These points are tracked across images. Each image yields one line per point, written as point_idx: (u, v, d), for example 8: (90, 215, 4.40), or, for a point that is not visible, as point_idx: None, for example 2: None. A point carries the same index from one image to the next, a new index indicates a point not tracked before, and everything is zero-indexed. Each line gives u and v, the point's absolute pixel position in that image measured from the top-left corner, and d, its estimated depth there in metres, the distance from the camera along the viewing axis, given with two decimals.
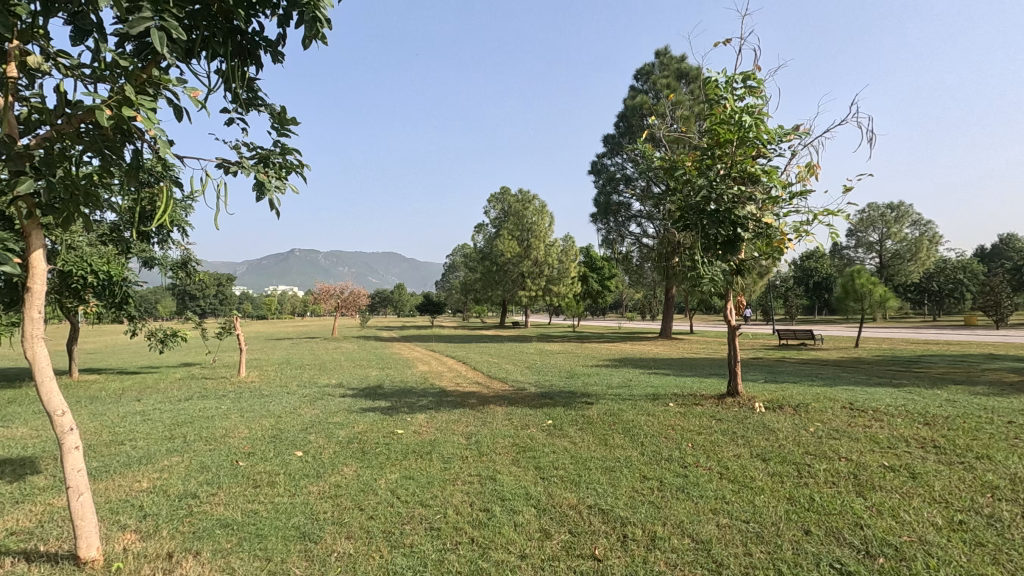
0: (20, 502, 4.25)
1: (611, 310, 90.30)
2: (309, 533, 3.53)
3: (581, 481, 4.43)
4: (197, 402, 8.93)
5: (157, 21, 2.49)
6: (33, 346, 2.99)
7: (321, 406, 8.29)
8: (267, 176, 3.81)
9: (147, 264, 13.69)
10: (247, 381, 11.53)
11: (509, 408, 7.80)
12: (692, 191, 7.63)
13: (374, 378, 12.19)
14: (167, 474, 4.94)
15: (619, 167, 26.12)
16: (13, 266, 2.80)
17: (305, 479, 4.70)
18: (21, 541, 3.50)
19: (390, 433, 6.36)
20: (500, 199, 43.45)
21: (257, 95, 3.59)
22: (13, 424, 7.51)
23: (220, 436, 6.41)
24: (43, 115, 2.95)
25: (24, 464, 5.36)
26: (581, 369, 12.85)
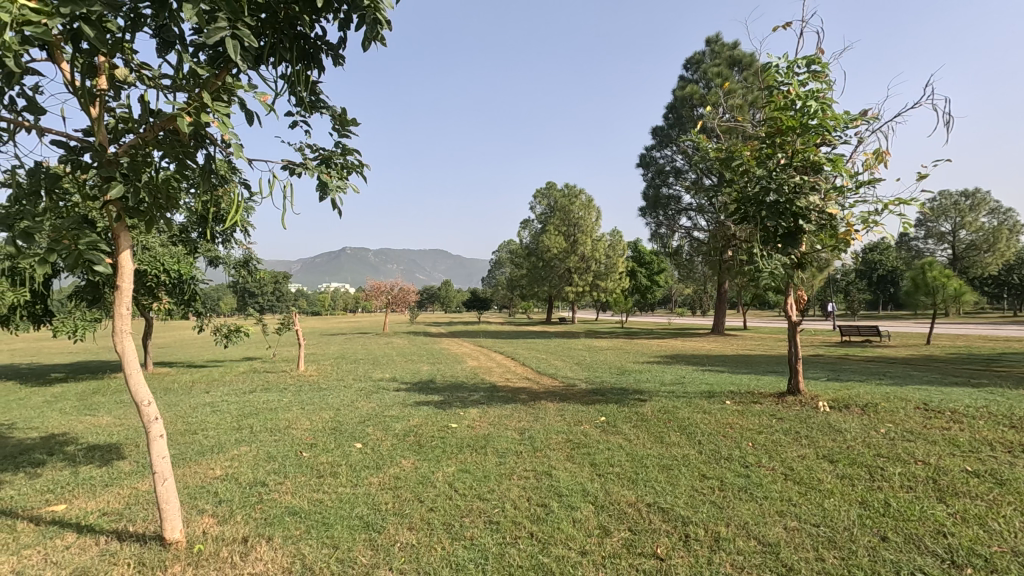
0: (110, 486, 4.57)
1: (659, 305, 88.51)
2: (373, 523, 3.64)
3: (640, 478, 4.37)
4: (261, 395, 9.36)
5: (231, 30, 2.60)
6: (122, 341, 3.21)
7: (377, 400, 8.52)
8: (330, 176, 3.94)
9: (212, 263, 14.44)
10: (306, 375, 12.00)
11: (561, 404, 7.78)
12: (750, 183, 7.36)
13: (426, 372, 12.42)
14: (238, 463, 5.19)
15: (668, 159, 25.48)
16: (106, 266, 3.01)
17: (366, 470, 4.84)
18: (113, 521, 3.77)
19: (445, 427, 6.47)
20: (546, 193, 43.29)
21: (320, 98, 3.71)
22: (98, 412, 8.10)
23: (284, 427, 6.70)
24: (130, 124, 3.16)
25: (112, 450, 5.76)
26: (632, 365, 12.66)
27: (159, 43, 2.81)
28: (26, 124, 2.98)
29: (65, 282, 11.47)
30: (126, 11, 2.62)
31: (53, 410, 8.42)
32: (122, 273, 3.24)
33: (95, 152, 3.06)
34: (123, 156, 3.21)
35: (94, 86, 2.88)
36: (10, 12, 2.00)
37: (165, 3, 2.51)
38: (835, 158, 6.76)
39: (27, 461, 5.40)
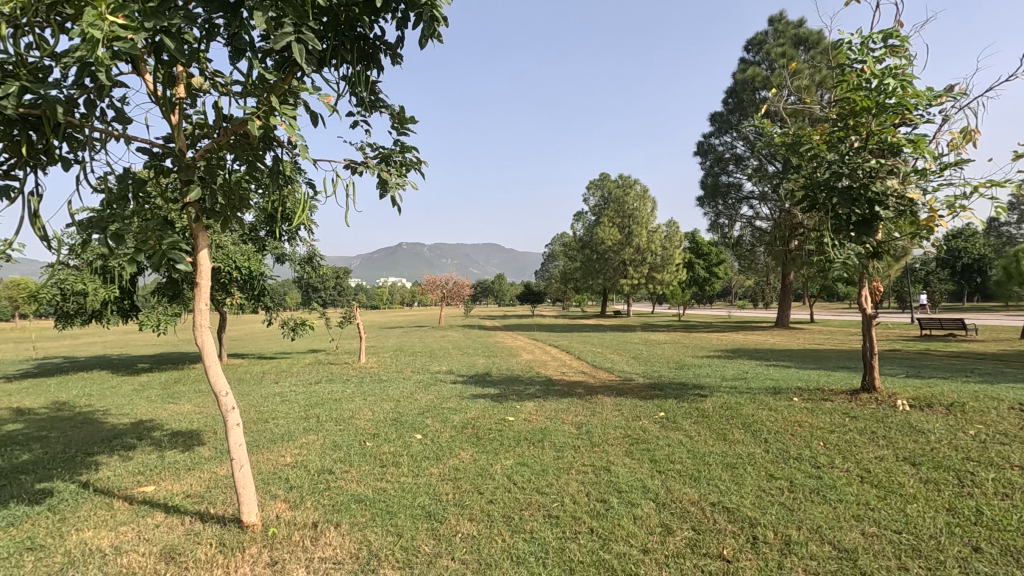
0: (192, 469, 4.90)
1: (719, 297, 85.74)
2: (435, 513, 3.72)
3: (702, 476, 4.24)
4: (325, 386, 9.77)
5: (296, 35, 2.68)
6: (201, 334, 3.41)
7: (435, 392, 8.71)
8: (389, 174, 4.04)
9: (280, 260, 15.16)
10: (367, 367, 12.42)
11: (618, 398, 7.68)
12: (820, 169, 6.95)
13: (482, 365, 12.56)
14: (306, 451, 5.44)
15: (728, 146, 24.52)
16: (186, 265, 3.20)
17: (427, 460, 4.96)
18: (196, 503, 4.03)
19: (501, 420, 6.53)
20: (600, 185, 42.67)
21: (379, 97, 3.80)
22: (180, 401, 8.70)
23: (348, 417, 6.96)
24: (205, 130, 3.35)
25: (193, 436, 6.17)
26: (691, 359, 12.30)
27: (230, 51, 2.95)
28: (116, 133, 3.21)
29: (149, 279, 12.34)
30: (202, 23, 2.77)
31: (141, 398, 9.10)
32: (201, 271, 3.44)
33: (175, 157, 3.26)
34: (200, 160, 3.41)
35: (173, 95, 3.06)
36: (102, 29, 2.14)
37: (236, 12, 2.63)
38: (917, 139, 6.28)
39: (120, 445, 5.87)
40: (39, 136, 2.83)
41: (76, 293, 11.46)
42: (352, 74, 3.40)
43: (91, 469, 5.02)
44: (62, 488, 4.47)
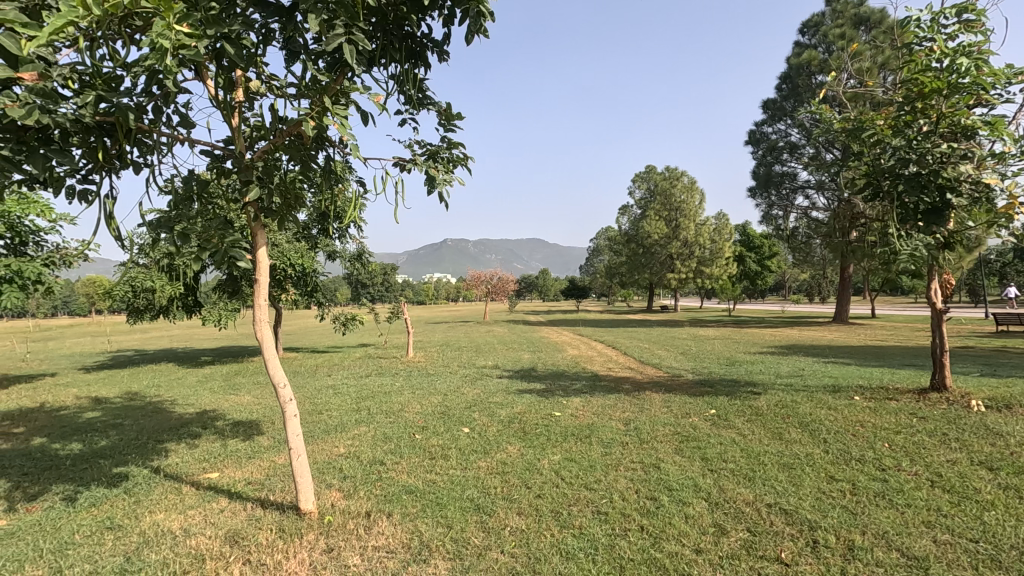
0: (253, 457, 5.13)
1: (771, 291, 82.71)
2: (484, 506, 3.76)
3: (757, 476, 4.11)
4: (375, 379, 10.03)
5: (347, 35, 2.74)
6: (260, 328, 3.55)
7: (481, 386, 8.81)
8: (437, 170, 4.08)
9: (330, 257, 15.63)
10: (415, 361, 12.67)
11: (666, 394, 7.53)
12: (884, 156, 6.57)
13: (527, 361, 12.59)
14: (358, 442, 5.60)
15: (782, 134, 23.55)
16: (246, 262, 3.34)
17: (475, 454, 5.00)
18: (257, 490, 4.22)
19: (548, 415, 6.52)
20: (646, 177, 41.84)
21: (427, 95, 3.84)
22: (241, 392, 9.13)
23: (398, 410, 7.12)
24: (263, 132, 3.47)
25: (253, 426, 6.46)
26: (743, 356, 11.92)
27: (285, 54, 3.05)
28: (181, 137, 3.37)
29: (210, 276, 12.95)
30: (259, 29, 2.87)
31: (204, 389, 9.60)
32: (260, 268, 3.58)
33: (236, 159, 3.41)
34: (258, 161, 3.55)
35: (232, 100, 3.18)
36: (171, 38, 2.25)
37: (292, 17, 2.71)
38: (995, 121, 5.84)
39: (187, 433, 6.21)
40: (112, 142, 3.00)
41: (145, 290, 12.17)
42: (401, 72, 3.46)
43: (161, 455, 5.33)
44: (136, 472, 4.77)
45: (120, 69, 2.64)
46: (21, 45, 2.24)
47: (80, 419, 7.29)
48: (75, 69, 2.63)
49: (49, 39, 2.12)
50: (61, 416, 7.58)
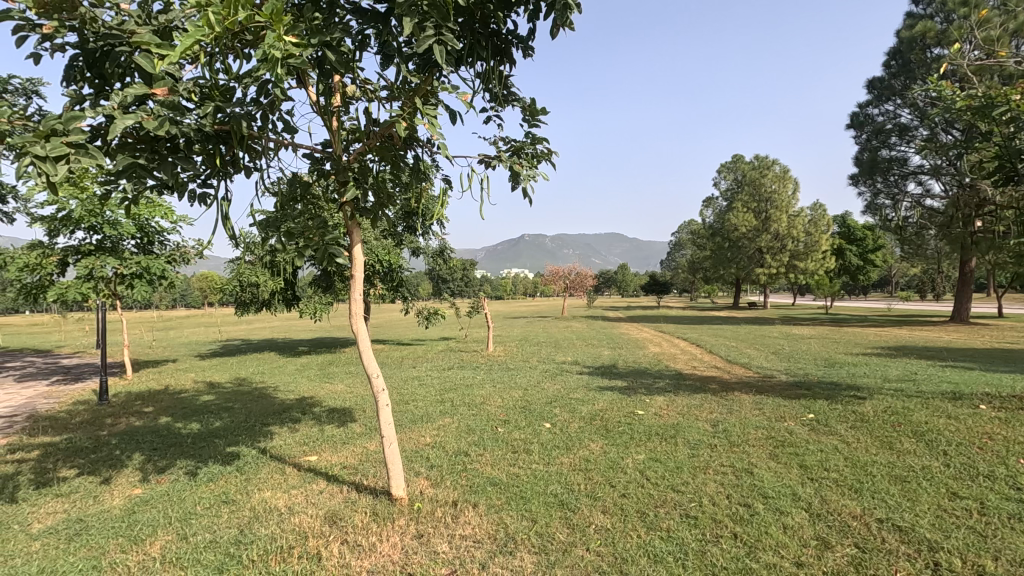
0: (347, 443, 5.43)
1: (876, 287, 75.95)
2: (568, 502, 3.74)
3: (865, 489, 3.79)
4: (458, 372, 10.28)
5: (438, 37, 2.80)
6: (354, 322, 3.73)
7: (562, 381, 8.79)
8: (521, 166, 4.11)
9: (415, 253, 16.19)
10: (495, 355, 12.86)
11: (757, 396, 7.13)
12: (1019, 135, 5.78)
13: (608, 357, 12.40)
14: (443, 432, 5.76)
15: (889, 116, 21.52)
16: (344, 259, 3.53)
17: (557, 450, 5.00)
18: (351, 474, 4.46)
19: (630, 413, 6.38)
20: (733, 167, 39.83)
21: (512, 91, 3.87)
22: (334, 380, 9.70)
23: (480, 403, 7.25)
24: (357, 134, 3.65)
25: (346, 413, 6.84)
26: (844, 357, 11.04)
27: (379, 59, 3.18)
28: (286, 142, 3.61)
29: (306, 271, 13.82)
30: (355, 36, 3.01)
31: (303, 377, 10.29)
32: (355, 264, 3.76)
33: (334, 161, 3.60)
34: (354, 162, 3.75)
35: (330, 105, 3.36)
36: (281, 49, 2.41)
37: (386, 21, 2.81)
38: None
39: (289, 418, 6.69)
40: (227, 149, 3.28)
41: (251, 284, 13.22)
42: (487, 70, 3.50)
43: (267, 438, 5.77)
44: (246, 452, 5.19)
45: (235, 81, 2.87)
46: (156, 64, 2.49)
47: (198, 401, 8.05)
48: (197, 83, 2.88)
49: (180, 57, 2.34)
50: (182, 398, 8.43)
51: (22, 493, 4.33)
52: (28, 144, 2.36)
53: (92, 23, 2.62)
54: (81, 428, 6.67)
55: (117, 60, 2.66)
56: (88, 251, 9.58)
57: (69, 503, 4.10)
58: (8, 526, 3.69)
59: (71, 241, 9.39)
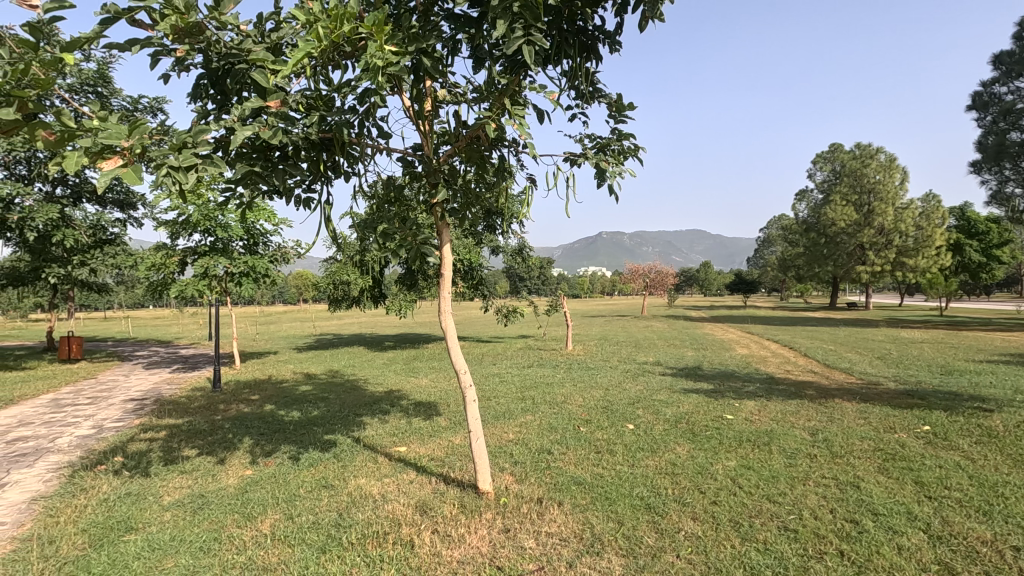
0: (434, 436, 5.62)
1: (1002, 288, 67.77)
2: (655, 506, 3.65)
3: (995, 511, 3.40)
4: (538, 370, 10.32)
5: (527, 37, 2.81)
6: (443, 318, 3.85)
7: (644, 383, 8.56)
8: (607, 162, 4.07)
9: (494, 251, 16.41)
10: (574, 354, 12.79)
11: (862, 404, 6.60)
12: None
13: (691, 358, 11.96)
14: (526, 429, 5.82)
15: (1020, 94, 19.12)
16: (435, 258, 3.66)
17: (642, 451, 4.89)
18: (440, 466, 4.62)
19: (719, 417, 6.12)
20: (831, 157, 37.10)
21: (599, 88, 3.84)
22: (419, 375, 10.07)
23: (561, 401, 7.24)
24: (447, 137, 3.78)
25: (432, 407, 7.08)
26: (964, 364, 9.95)
27: (471, 61, 3.28)
28: (382, 147, 3.81)
29: (392, 270, 14.42)
30: (448, 41, 3.11)
31: (390, 371, 10.76)
32: (444, 262, 3.90)
33: (426, 164, 3.76)
34: (443, 165, 3.89)
35: (422, 110, 3.51)
36: (382, 58, 2.53)
37: (478, 25, 2.89)
38: None
39: (379, 409, 7.03)
40: (330, 156, 3.50)
41: (343, 283, 14.01)
42: (574, 68, 3.49)
43: (360, 427, 6.10)
44: (342, 441, 5.52)
45: (336, 91, 3.05)
46: (269, 79, 2.70)
47: (298, 391, 8.66)
48: (305, 94, 3.09)
49: (292, 71, 2.52)
50: (284, 387, 9.08)
51: (153, 469, 4.86)
52: (165, 158, 2.64)
53: (216, 45, 2.88)
54: (199, 412, 7.37)
55: (239, 79, 2.93)
56: (203, 252, 10.56)
57: (193, 479, 4.55)
58: (144, 497, 4.17)
59: (190, 243, 10.40)
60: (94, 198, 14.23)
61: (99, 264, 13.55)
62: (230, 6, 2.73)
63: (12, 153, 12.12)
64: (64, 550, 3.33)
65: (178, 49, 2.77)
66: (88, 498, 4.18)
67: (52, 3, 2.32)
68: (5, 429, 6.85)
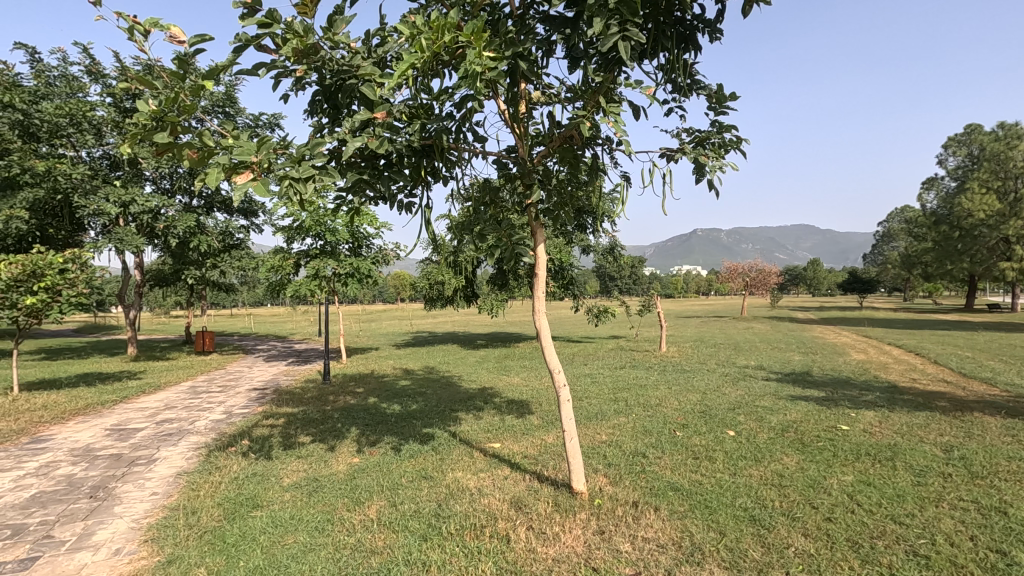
0: (527, 433, 5.70)
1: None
2: (761, 518, 3.45)
3: None
4: (630, 371, 10.10)
5: (622, 32, 2.77)
6: (538, 319, 3.89)
7: (745, 387, 8.10)
8: (708, 156, 3.90)
9: (585, 251, 16.29)
10: (668, 355, 12.37)
11: (1008, 420, 5.80)
12: None
13: (799, 363, 11.15)
14: (619, 431, 5.72)
15: None
16: (529, 258, 3.70)
17: (743, 460, 4.63)
18: (533, 464, 4.66)
19: (832, 427, 5.66)
20: (967, 140, 33.08)
21: (698, 79, 3.70)
22: (511, 373, 10.24)
23: (656, 404, 7.05)
24: (541, 138, 3.84)
25: (524, 405, 7.18)
26: None
27: (567, 61, 3.30)
28: (478, 151, 3.93)
29: (484, 270, 14.76)
30: (543, 42, 3.15)
31: (483, 368, 11.04)
32: (538, 262, 3.94)
33: (520, 165, 3.83)
34: (538, 165, 3.94)
35: (517, 113, 3.59)
36: (481, 63, 2.61)
37: (573, 25, 2.90)
38: None
39: (474, 405, 7.24)
40: (429, 162, 3.66)
41: (438, 282, 14.56)
42: (670, 61, 3.40)
43: (456, 422, 6.32)
44: (439, 434, 5.75)
45: (436, 99, 3.19)
46: (376, 92, 2.89)
47: (398, 385, 9.14)
48: (407, 104, 3.26)
49: (397, 82, 2.66)
50: (385, 382, 9.62)
51: (275, 452, 5.35)
52: (287, 170, 2.90)
53: (330, 64, 3.13)
54: (311, 402, 8.00)
55: (349, 92, 3.16)
56: (314, 254, 11.44)
57: (308, 464, 4.96)
58: (267, 477, 4.60)
59: (303, 246, 11.32)
60: (223, 207, 15.89)
61: (228, 266, 15.12)
62: (342, 26, 2.95)
63: (160, 169, 13.88)
64: (204, 521, 3.76)
65: (296, 69, 3.02)
66: (221, 476, 4.70)
67: (195, 36, 2.63)
68: (154, 412, 7.85)
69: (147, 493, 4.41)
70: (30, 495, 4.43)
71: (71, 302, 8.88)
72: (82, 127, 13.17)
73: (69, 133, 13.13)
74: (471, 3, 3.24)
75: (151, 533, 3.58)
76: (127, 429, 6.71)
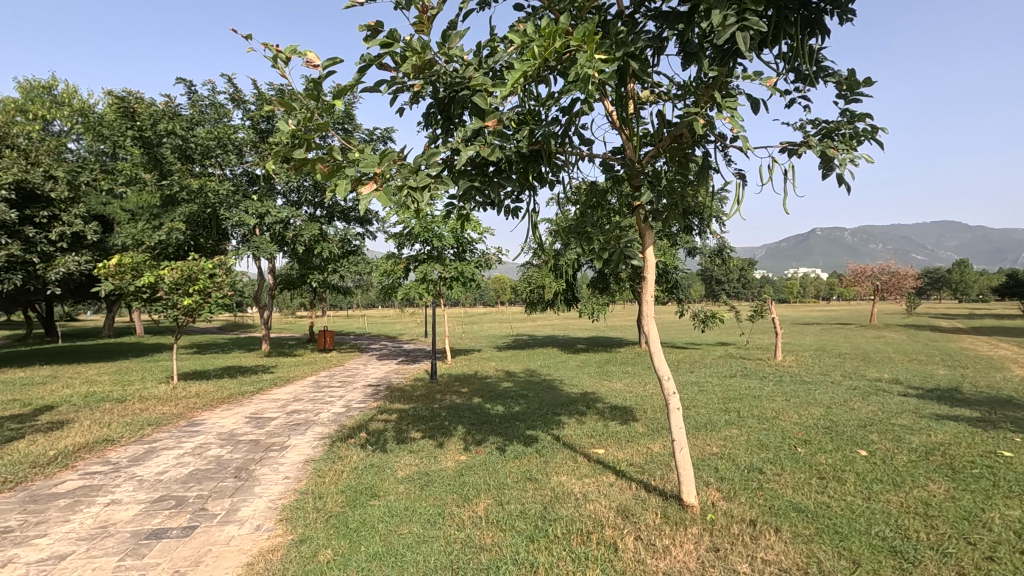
0: (632, 441, 5.56)
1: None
2: (904, 550, 3.09)
3: None
4: (742, 380, 9.50)
5: (740, 23, 2.63)
6: (645, 323, 3.78)
7: (878, 403, 7.31)
8: (836, 148, 3.59)
9: (691, 253, 15.60)
10: (785, 365, 11.50)
11: None
12: None
13: (944, 378, 9.86)
14: (731, 444, 5.40)
15: None
16: (638, 260, 3.60)
17: (880, 484, 4.17)
18: (639, 473, 4.54)
19: (990, 453, 4.93)
20: None
21: (824, 65, 3.42)
22: (614, 378, 10.06)
23: (772, 417, 6.58)
24: (650, 138, 3.75)
25: (628, 412, 7.02)
26: None
27: (678, 57, 3.20)
28: (584, 154, 3.92)
29: (585, 273, 14.64)
30: (652, 41, 3.08)
31: (584, 373, 10.95)
32: (647, 265, 3.82)
33: (627, 166, 3.77)
34: (646, 166, 3.85)
35: (624, 113, 3.55)
36: (591, 66, 2.60)
37: (685, 19, 2.80)
38: None
39: (575, 410, 7.21)
40: (536, 167, 3.71)
41: (538, 286, 14.67)
42: (793, 48, 3.17)
43: (558, 426, 6.32)
44: (542, 437, 5.79)
45: (544, 105, 3.24)
46: (488, 101, 2.99)
47: (500, 387, 9.34)
48: (516, 112, 3.33)
49: (510, 90, 2.73)
50: (488, 383, 9.88)
51: (389, 445, 5.68)
52: (405, 180, 3.08)
53: (444, 77, 3.29)
54: (420, 400, 8.40)
55: (461, 103, 3.30)
56: (423, 259, 12.00)
57: (419, 458, 5.22)
58: (383, 469, 4.91)
59: (412, 252, 11.94)
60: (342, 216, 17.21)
61: (346, 271, 16.35)
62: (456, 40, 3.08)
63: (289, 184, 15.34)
64: (330, 505, 4.09)
65: (414, 84, 3.20)
66: (343, 465, 5.08)
67: (329, 60, 2.88)
68: (285, 403, 8.68)
69: (281, 476, 4.89)
70: (188, 471, 5.08)
71: (219, 303, 10.07)
72: (227, 148, 14.94)
73: (217, 154, 14.94)
74: (579, 7, 3.25)
75: (285, 514, 3.95)
76: (262, 418, 7.48)
